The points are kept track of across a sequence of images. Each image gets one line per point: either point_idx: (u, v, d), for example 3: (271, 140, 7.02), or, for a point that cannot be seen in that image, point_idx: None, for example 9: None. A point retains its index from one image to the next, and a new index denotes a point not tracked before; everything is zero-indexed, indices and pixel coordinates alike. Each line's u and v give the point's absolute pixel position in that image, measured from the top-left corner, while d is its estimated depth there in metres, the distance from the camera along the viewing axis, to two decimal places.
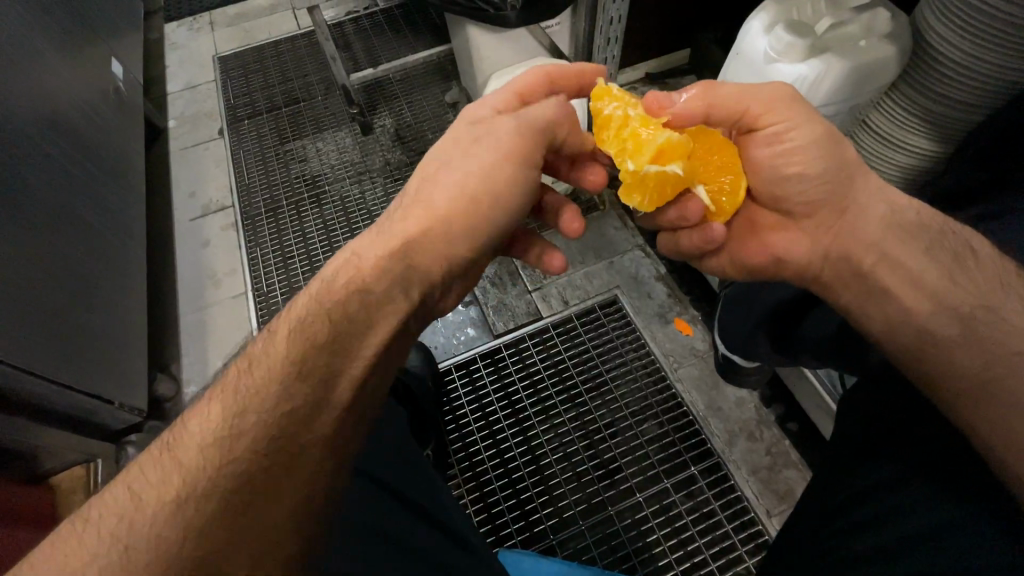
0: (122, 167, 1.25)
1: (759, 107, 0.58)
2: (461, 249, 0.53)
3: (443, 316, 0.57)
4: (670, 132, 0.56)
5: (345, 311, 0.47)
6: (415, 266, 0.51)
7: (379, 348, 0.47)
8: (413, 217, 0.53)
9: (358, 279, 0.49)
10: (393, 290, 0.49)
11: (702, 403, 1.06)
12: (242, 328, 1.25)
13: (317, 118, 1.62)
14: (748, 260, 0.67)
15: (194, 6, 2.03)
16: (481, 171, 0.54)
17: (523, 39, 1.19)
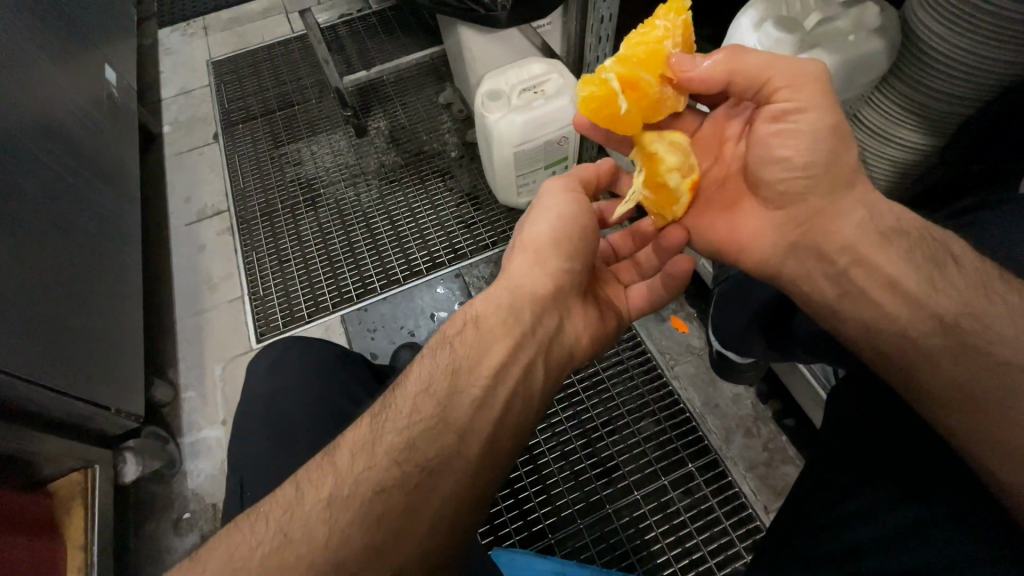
0: (117, 173, 1.25)
1: (785, 80, 0.55)
2: (562, 265, 0.64)
3: (565, 342, 0.62)
4: (656, 84, 0.61)
5: (467, 341, 0.56)
6: (530, 294, 0.61)
7: (495, 368, 0.54)
8: (518, 257, 0.64)
9: (483, 314, 0.59)
10: (511, 306, 0.59)
11: (699, 399, 1.06)
12: (239, 332, 1.25)
13: (311, 121, 1.62)
14: (712, 232, 0.67)
15: (187, 11, 2.03)
16: (570, 216, 0.67)
17: (515, 38, 1.19)
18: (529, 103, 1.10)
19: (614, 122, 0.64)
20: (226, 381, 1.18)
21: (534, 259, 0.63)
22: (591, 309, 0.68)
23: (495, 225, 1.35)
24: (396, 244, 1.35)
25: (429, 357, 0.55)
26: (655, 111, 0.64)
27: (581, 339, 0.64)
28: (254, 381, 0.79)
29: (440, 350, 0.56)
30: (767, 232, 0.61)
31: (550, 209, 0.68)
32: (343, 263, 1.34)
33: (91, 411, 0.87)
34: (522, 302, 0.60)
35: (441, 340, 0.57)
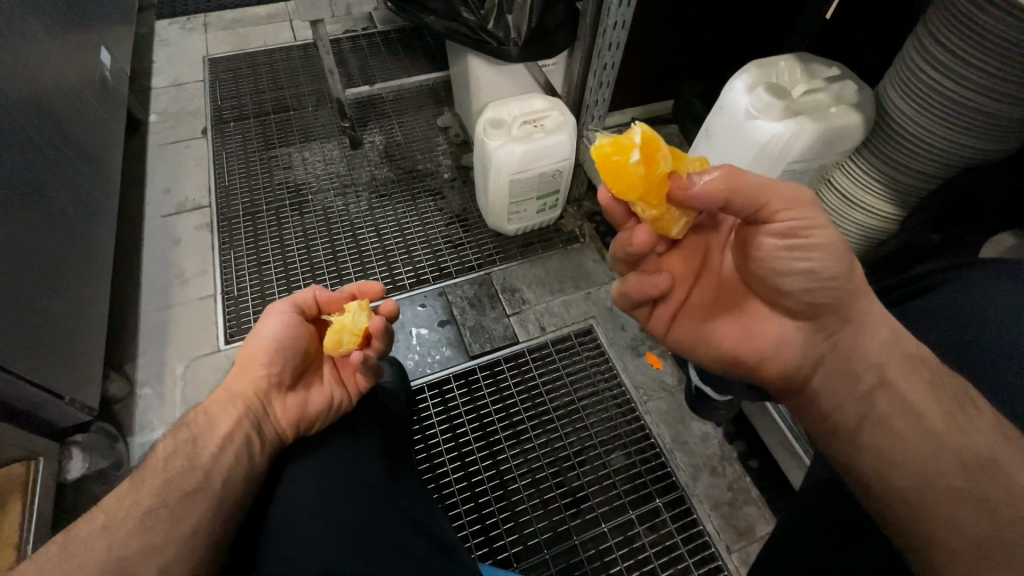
0: (98, 154, 1.21)
1: (783, 203, 0.51)
2: (262, 371, 0.68)
3: (272, 429, 0.65)
4: (651, 167, 0.52)
5: (197, 425, 0.61)
6: (238, 391, 0.65)
7: (218, 442, 0.59)
8: (234, 371, 0.68)
9: (210, 407, 0.64)
10: (222, 412, 0.63)
11: (669, 435, 1.09)
12: (206, 332, 1.20)
13: (305, 128, 1.63)
14: (723, 343, 0.62)
15: (190, 8, 2.04)
16: (272, 334, 0.70)
17: (520, 74, 1.24)
18: (529, 135, 1.14)
19: (615, 178, 0.54)
20: (188, 381, 1.12)
21: (240, 368, 0.68)
22: (304, 400, 0.68)
23: (482, 249, 1.36)
24: (381, 258, 1.34)
25: (169, 437, 0.60)
26: (656, 197, 0.53)
27: (289, 423, 0.66)
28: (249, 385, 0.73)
29: (175, 435, 0.60)
30: (795, 348, 0.57)
31: (260, 327, 0.71)
32: (324, 270, 1.32)
33: (42, 398, 0.81)
34: (236, 394, 0.65)
35: (175, 428, 0.61)
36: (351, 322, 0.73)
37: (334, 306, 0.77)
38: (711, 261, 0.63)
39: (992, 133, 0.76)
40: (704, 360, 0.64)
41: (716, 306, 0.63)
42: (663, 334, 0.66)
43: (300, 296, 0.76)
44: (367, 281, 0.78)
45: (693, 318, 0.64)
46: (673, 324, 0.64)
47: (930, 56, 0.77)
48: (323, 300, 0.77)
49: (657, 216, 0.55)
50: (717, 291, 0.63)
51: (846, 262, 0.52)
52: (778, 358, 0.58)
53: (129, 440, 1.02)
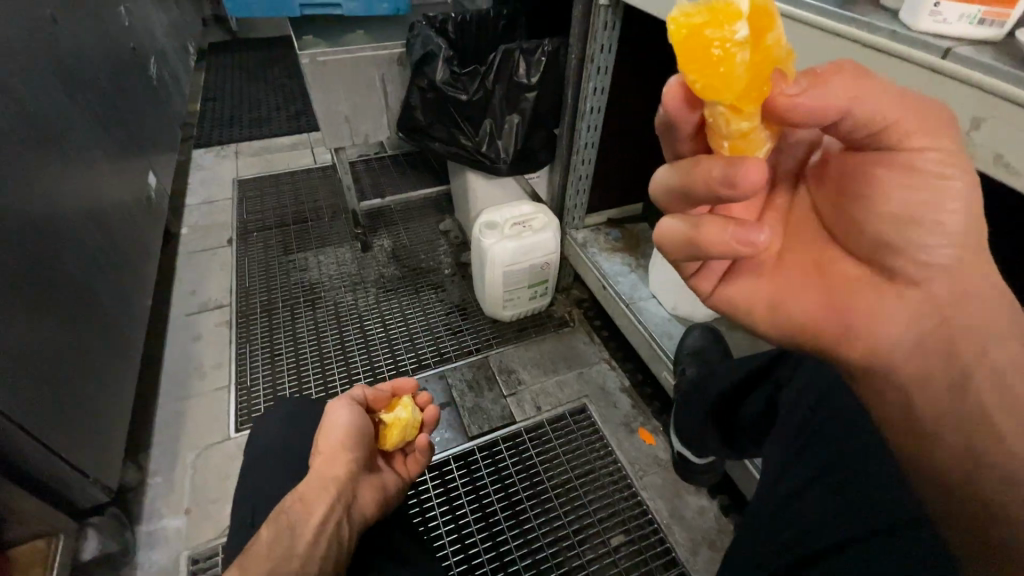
0: (138, 260, 1.37)
1: (914, 123, 0.38)
2: (349, 457, 0.75)
3: (359, 512, 0.70)
4: (757, 54, 0.35)
5: (294, 510, 0.65)
6: (332, 475, 0.71)
7: (315, 528, 0.63)
8: (317, 460, 0.74)
9: (306, 491, 0.68)
10: (323, 496, 0.68)
11: (666, 510, 1.11)
12: (219, 421, 1.26)
13: (321, 236, 1.82)
14: (797, 310, 0.48)
15: (224, 141, 2.37)
16: (348, 423, 0.79)
17: (511, 185, 1.45)
18: (519, 235, 1.31)
19: (703, 71, 0.35)
20: (198, 469, 1.16)
21: (327, 456, 0.74)
22: (380, 484, 0.78)
23: (480, 335, 1.48)
24: (387, 347, 1.45)
25: (270, 523, 0.63)
26: (754, 105, 0.37)
27: (372, 506, 0.74)
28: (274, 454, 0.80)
29: (274, 521, 0.64)
30: (899, 320, 0.44)
31: (328, 421, 0.80)
32: (333, 360, 1.41)
33: (71, 476, 0.87)
34: (329, 478, 0.71)
35: (275, 513, 0.65)
36: (409, 418, 0.89)
37: (382, 402, 0.90)
38: (779, 197, 0.49)
39: None
40: (764, 329, 0.51)
41: (791, 258, 0.49)
42: (712, 293, 0.52)
43: (351, 394, 0.87)
44: (401, 379, 0.94)
45: (756, 276, 0.50)
46: (730, 282, 0.51)
47: None
48: (373, 398, 0.89)
49: (747, 135, 0.38)
50: (788, 235, 0.49)
51: (980, 220, 0.40)
52: (871, 330, 0.45)
53: (139, 528, 1.05)
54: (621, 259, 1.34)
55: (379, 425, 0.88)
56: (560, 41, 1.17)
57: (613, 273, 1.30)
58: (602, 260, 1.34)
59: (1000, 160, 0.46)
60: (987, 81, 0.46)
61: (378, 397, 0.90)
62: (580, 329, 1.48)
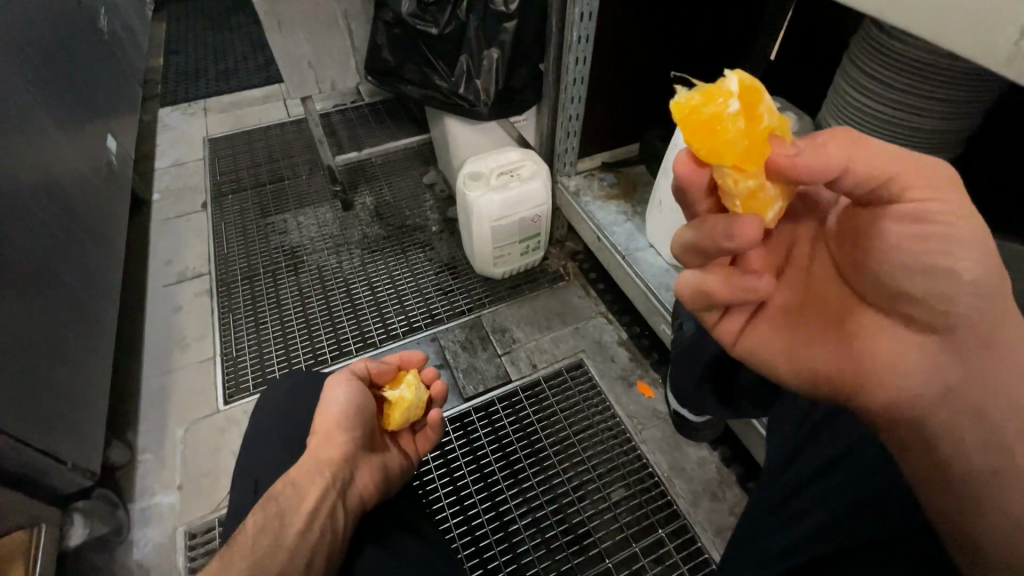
0: (103, 232, 1.28)
1: (916, 175, 0.37)
2: (346, 439, 0.68)
3: (358, 496, 0.65)
4: (747, 121, 0.38)
5: (286, 496, 0.60)
6: (327, 457, 0.66)
7: (305, 518, 0.58)
8: (314, 441, 0.68)
9: (297, 476, 0.63)
10: (318, 482, 0.62)
11: (666, 463, 1.09)
12: (205, 394, 1.23)
13: (300, 196, 1.72)
14: (815, 363, 0.47)
15: (191, 97, 2.21)
16: (349, 400, 0.71)
17: (495, 131, 1.33)
18: (505, 186, 1.21)
19: (706, 140, 0.38)
20: (188, 444, 1.13)
21: (322, 436, 0.68)
22: (381, 464, 0.72)
23: (472, 294, 1.41)
24: (375, 311, 1.39)
25: (258, 510, 0.59)
26: (757, 164, 0.39)
27: (370, 490, 0.67)
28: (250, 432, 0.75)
29: (264, 507, 0.59)
30: (920, 373, 0.40)
31: (327, 398, 0.71)
32: (320, 327, 1.36)
33: (49, 463, 0.83)
34: (325, 461, 0.65)
35: (264, 499, 0.60)
36: (417, 397, 0.80)
37: (385, 375, 0.82)
38: (798, 257, 0.49)
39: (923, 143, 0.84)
40: (785, 378, 0.50)
41: (810, 310, 0.49)
42: (733, 344, 0.52)
43: (355, 367, 0.79)
44: (407, 353, 0.85)
45: (775, 326, 0.50)
46: (752, 329, 0.51)
47: (856, 87, 0.87)
48: (376, 371, 0.81)
49: (752, 193, 0.40)
50: (805, 292, 0.49)
51: (1002, 267, 0.36)
52: (886, 381, 0.42)
53: (132, 506, 1.03)
54: (616, 207, 1.25)
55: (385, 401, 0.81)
56: None
57: (608, 224, 1.21)
58: (595, 208, 1.25)
59: None
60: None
61: (381, 371, 0.81)
62: (574, 283, 1.41)
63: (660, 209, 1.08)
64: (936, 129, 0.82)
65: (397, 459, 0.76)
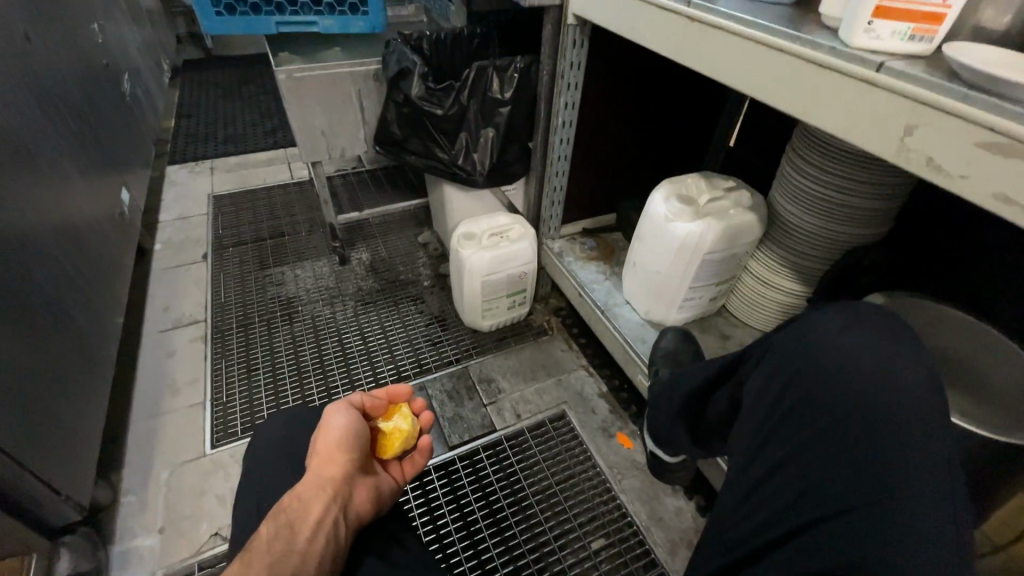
0: (112, 277, 1.34)
1: None
2: (347, 458, 0.73)
3: (358, 512, 0.68)
4: None
5: (293, 508, 0.64)
6: (331, 474, 0.69)
7: (313, 525, 0.61)
8: (314, 462, 0.71)
9: (303, 491, 0.66)
10: (324, 494, 0.66)
11: (645, 512, 1.13)
12: (194, 437, 1.24)
13: (298, 250, 1.82)
14: None
15: (199, 157, 2.36)
16: (347, 427, 0.77)
17: (487, 198, 1.48)
18: (496, 245, 1.33)
19: None
20: (173, 487, 1.13)
21: (323, 456, 0.72)
22: (375, 485, 0.74)
23: (460, 345, 1.49)
24: (366, 360, 1.45)
25: (269, 521, 0.63)
26: None
27: (367, 507, 0.70)
28: (250, 462, 0.79)
29: (275, 518, 0.63)
30: None
31: (328, 423, 0.77)
32: (311, 374, 1.40)
33: (42, 494, 0.85)
34: (329, 477, 0.68)
35: (274, 511, 0.64)
36: (405, 427, 0.86)
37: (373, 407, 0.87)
38: None
39: (857, 220, 1.00)
40: None
41: None
42: None
43: (352, 399, 0.85)
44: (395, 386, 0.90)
45: None
46: None
47: (799, 169, 1.03)
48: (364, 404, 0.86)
49: None
50: None
51: None
52: None
53: (111, 549, 1.02)
54: (596, 267, 1.38)
55: (376, 432, 0.85)
56: (532, 58, 1.22)
57: (588, 281, 1.33)
58: (578, 268, 1.37)
59: (933, 162, 0.51)
60: (914, 91, 0.51)
61: (371, 404, 0.86)
62: (557, 338, 1.50)
63: (634, 268, 1.18)
64: (873, 206, 0.97)
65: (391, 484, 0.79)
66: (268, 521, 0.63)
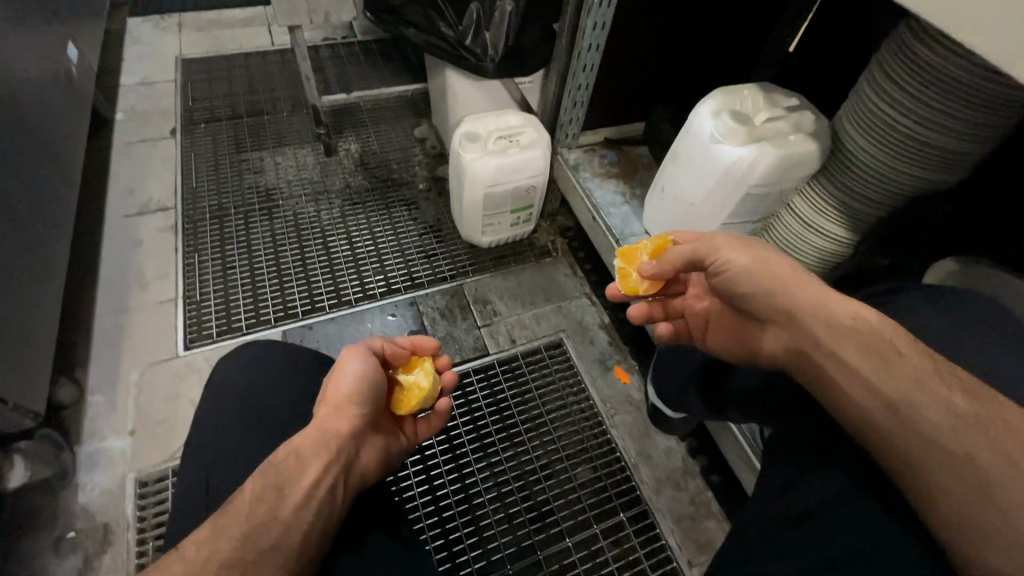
0: (68, 155, 1.17)
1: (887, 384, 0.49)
2: (357, 412, 0.65)
3: (360, 474, 0.62)
4: None
5: (287, 463, 0.56)
6: (336, 429, 0.61)
7: (305, 490, 0.54)
8: (319, 413, 0.63)
9: (301, 444, 0.58)
10: (328, 453, 0.59)
11: (634, 449, 1.10)
12: (164, 337, 1.16)
13: (278, 134, 1.60)
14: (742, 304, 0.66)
15: (164, 8, 2.00)
16: (361, 376, 0.68)
17: (498, 90, 1.26)
18: (503, 150, 1.15)
19: None
20: (142, 389, 1.07)
21: (332, 407, 0.64)
22: (382, 444, 0.68)
23: (455, 259, 1.36)
24: (352, 267, 1.33)
25: (257, 477, 0.55)
26: None
27: (373, 468, 0.64)
28: (206, 392, 0.71)
29: (264, 473, 0.55)
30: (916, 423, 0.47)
31: (342, 368, 0.69)
32: (292, 278, 1.29)
33: None
34: (335, 433, 0.61)
35: (265, 465, 0.56)
36: (422, 387, 0.76)
37: (395, 357, 0.77)
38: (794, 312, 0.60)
39: (938, 164, 0.83)
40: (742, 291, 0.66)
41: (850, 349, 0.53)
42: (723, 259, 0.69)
43: (372, 342, 0.75)
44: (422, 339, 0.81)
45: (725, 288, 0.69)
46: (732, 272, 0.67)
47: (881, 93, 0.83)
48: (384, 351, 0.76)
49: None
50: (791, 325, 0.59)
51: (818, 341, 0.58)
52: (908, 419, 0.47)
53: (79, 450, 0.98)
54: (616, 186, 1.21)
55: (394, 383, 0.77)
56: None
57: (605, 204, 1.17)
58: (594, 185, 1.20)
59: None
60: None
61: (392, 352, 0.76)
62: (561, 260, 1.38)
63: (662, 195, 1.02)
64: (963, 148, 0.80)
65: (397, 442, 0.73)
66: (254, 478, 0.55)
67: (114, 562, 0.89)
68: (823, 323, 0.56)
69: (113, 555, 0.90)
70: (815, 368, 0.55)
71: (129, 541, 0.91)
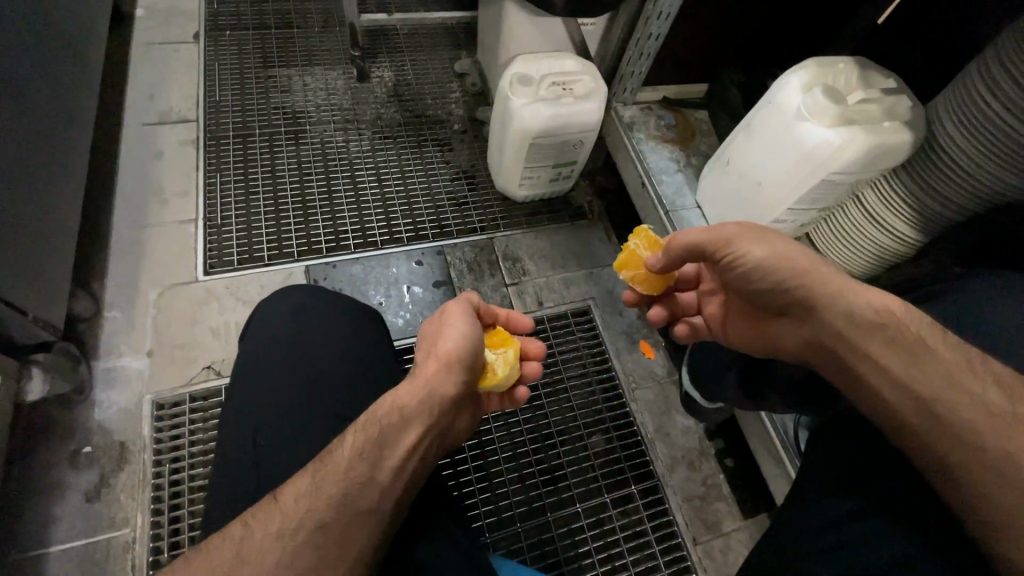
0: (89, 51, 1.08)
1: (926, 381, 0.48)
2: (464, 377, 0.62)
3: (447, 439, 0.61)
4: None
5: (391, 417, 0.54)
6: (443, 392, 0.59)
7: (406, 451, 0.53)
8: (431, 368, 0.61)
9: (405, 400, 0.56)
10: (431, 416, 0.57)
11: (652, 425, 1.09)
12: (185, 259, 1.12)
13: (307, 50, 1.48)
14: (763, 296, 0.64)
15: None
16: (472, 338, 0.64)
17: (557, 31, 1.15)
18: (557, 99, 1.06)
19: None
20: (160, 310, 1.05)
21: (442, 365, 0.61)
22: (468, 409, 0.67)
23: (487, 211, 1.30)
24: (380, 207, 1.27)
25: (360, 429, 0.53)
26: None
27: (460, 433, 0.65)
28: (246, 335, 0.69)
29: (368, 425, 0.53)
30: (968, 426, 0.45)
31: (447, 323, 0.66)
32: (318, 211, 1.23)
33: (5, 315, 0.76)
34: (439, 395, 0.58)
35: (369, 417, 0.54)
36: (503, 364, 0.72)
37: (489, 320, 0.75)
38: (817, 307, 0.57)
39: None
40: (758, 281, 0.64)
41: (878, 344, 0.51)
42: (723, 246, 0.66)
43: (470, 297, 0.71)
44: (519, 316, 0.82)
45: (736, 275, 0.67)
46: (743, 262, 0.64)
47: (997, 91, 0.73)
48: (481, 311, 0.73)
49: None
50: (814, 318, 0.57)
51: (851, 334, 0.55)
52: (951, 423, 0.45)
53: (96, 365, 0.97)
54: (671, 152, 1.12)
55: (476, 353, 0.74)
56: None
57: (658, 170, 1.09)
58: (648, 149, 1.12)
59: None
60: None
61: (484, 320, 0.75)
62: (597, 225, 1.32)
63: (727, 170, 0.95)
64: None
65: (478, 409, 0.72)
66: (356, 427, 0.53)
67: (131, 479, 0.90)
68: (851, 316, 0.54)
69: (131, 471, 0.91)
70: (850, 364, 0.53)
71: (146, 461, 0.91)
